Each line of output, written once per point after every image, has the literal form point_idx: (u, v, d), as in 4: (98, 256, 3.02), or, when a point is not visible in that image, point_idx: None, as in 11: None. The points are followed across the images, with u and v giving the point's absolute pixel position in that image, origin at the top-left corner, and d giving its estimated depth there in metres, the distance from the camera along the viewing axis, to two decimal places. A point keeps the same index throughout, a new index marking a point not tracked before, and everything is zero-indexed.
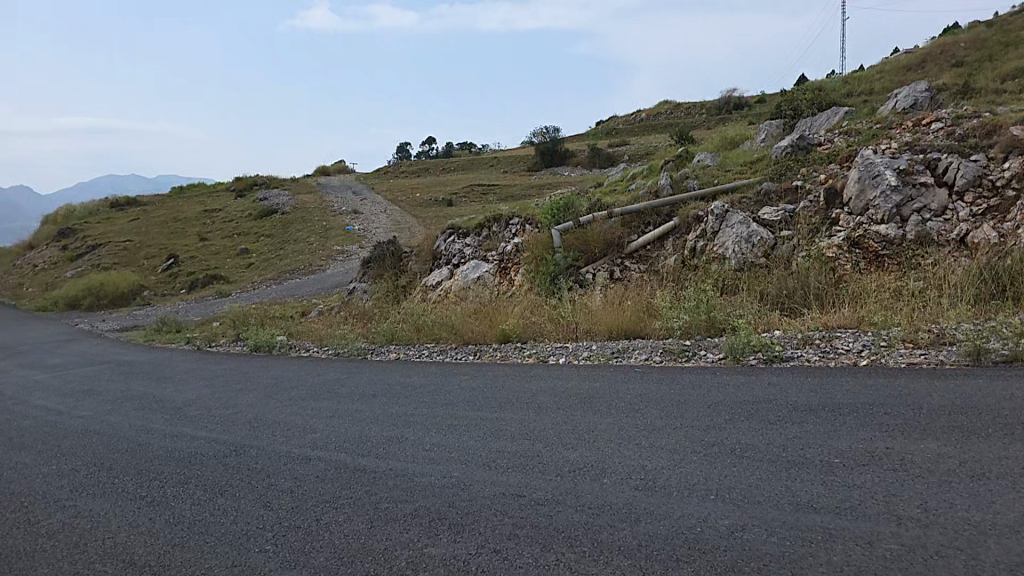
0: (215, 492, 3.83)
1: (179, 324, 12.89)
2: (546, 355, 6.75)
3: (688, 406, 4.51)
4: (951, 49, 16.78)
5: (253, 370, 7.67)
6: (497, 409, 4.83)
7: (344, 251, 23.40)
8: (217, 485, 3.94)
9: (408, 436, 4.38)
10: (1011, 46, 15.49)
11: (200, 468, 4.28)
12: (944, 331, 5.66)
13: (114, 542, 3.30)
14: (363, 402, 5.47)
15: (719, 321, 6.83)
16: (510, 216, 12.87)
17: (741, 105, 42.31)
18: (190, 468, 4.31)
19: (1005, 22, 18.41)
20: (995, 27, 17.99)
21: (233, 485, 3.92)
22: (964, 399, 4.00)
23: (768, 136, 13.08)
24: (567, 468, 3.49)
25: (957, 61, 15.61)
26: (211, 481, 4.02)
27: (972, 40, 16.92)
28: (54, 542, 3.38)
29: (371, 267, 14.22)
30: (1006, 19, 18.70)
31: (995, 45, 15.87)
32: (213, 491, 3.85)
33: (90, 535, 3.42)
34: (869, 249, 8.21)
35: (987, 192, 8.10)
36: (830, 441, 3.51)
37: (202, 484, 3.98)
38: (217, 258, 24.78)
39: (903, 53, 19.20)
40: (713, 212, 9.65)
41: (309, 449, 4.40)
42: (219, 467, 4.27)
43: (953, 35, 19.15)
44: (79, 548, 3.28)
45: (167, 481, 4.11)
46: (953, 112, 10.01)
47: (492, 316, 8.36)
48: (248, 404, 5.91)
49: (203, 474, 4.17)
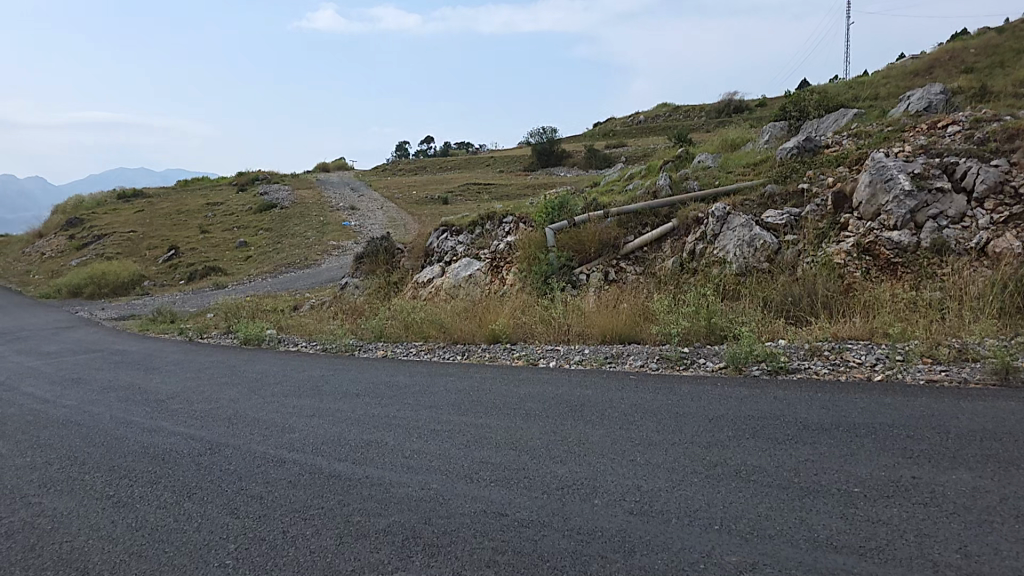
0: (183, 495, 3.31)
1: (174, 314, 12.53)
2: (536, 358, 6.40)
3: (687, 419, 4.15)
4: (960, 54, 16.47)
5: (238, 363, 7.29)
6: (483, 415, 4.47)
7: (341, 245, 23.06)
8: (187, 487, 3.43)
9: (387, 440, 4.00)
10: (1022, 52, 15.15)
11: (172, 467, 3.78)
12: (966, 346, 5.32)
13: (72, 547, 2.82)
14: (344, 401, 5.10)
15: (720, 327, 6.46)
16: (503, 214, 12.49)
17: (745, 110, 41.90)
18: (162, 466, 3.81)
19: (1014, 29, 18.05)
20: (1005, 34, 17.63)
21: (203, 487, 3.40)
22: (997, 427, 3.68)
23: (773, 138, 12.75)
24: (556, 485, 3.12)
25: (967, 67, 15.27)
26: (181, 482, 3.51)
27: (981, 47, 16.58)
28: (9, 544, 2.91)
29: (365, 261, 13.84)
30: (1015, 26, 18.40)
31: (1007, 52, 15.55)
32: (181, 493, 3.34)
33: (49, 537, 2.94)
34: (881, 256, 7.86)
35: (1009, 199, 7.76)
36: (847, 466, 3.19)
37: (173, 485, 3.47)
38: (216, 250, 24.43)
39: (910, 57, 18.91)
40: (715, 214, 9.30)
41: (285, 450, 3.94)
42: (192, 466, 3.76)
43: (962, 40, 18.78)
44: (35, 551, 2.81)
45: (137, 480, 3.60)
46: (971, 114, 9.68)
47: (483, 315, 8.00)
48: (228, 399, 5.53)
49: (175, 474, 3.66)
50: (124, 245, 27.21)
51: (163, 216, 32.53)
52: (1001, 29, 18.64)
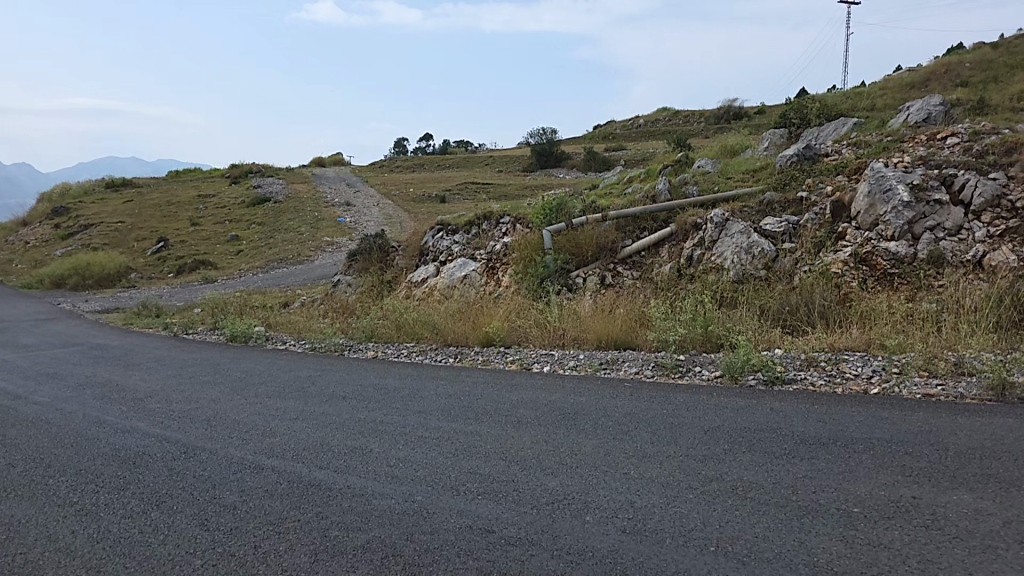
0: (151, 504, 3.19)
1: (159, 309, 12.33)
2: (530, 362, 6.29)
3: (683, 430, 4.06)
4: (955, 68, 16.52)
5: (223, 361, 7.14)
6: (472, 422, 4.36)
7: (334, 242, 22.87)
8: (155, 495, 3.30)
9: (372, 447, 3.88)
10: (1018, 67, 15.19)
11: (142, 473, 3.65)
12: (962, 360, 5.26)
13: (25, 560, 2.69)
14: (330, 405, 4.98)
15: (717, 335, 6.38)
16: (500, 214, 12.38)
17: (742, 117, 41.94)
18: (131, 471, 3.68)
19: (1011, 44, 18.10)
20: (1001, 49, 17.68)
21: (173, 496, 3.28)
22: (997, 446, 3.60)
23: (771, 145, 12.71)
24: (546, 499, 3.02)
25: (965, 79, 15.28)
26: (149, 489, 3.38)
27: (978, 60, 16.62)
28: None
29: (358, 259, 13.68)
30: (1011, 41, 18.47)
31: (1001, 66, 15.60)
32: (149, 501, 3.21)
33: (2, 548, 2.81)
34: (877, 266, 7.82)
35: (1006, 212, 7.74)
36: (846, 484, 3.10)
37: (140, 493, 3.34)
38: (205, 243, 24.19)
39: (907, 69, 18.95)
40: (713, 220, 9.21)
41: (264, 456, 3.82)
42: (163, 472, 3.63)
43: (959, 54, 18.82)
44: None
45: (103, 486, 3.47)
46: (970, 127, 9.65)
47: (476, 317, 7.89)
48: (209, 399, 5.39)
49: (143, 480, 3.53)
50: (112, 236, 26.90)
51: (153, 207, 32.22)
52: (998, 44, 18.70)
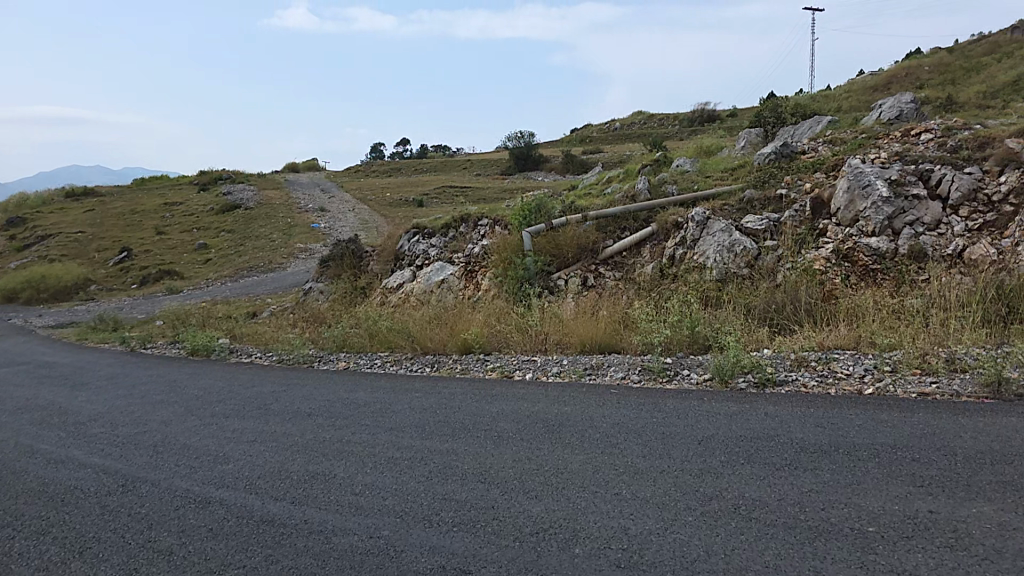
0: (74, 551, 2.85)
1: (117, 322, 11.80)
2: (511, 370, 5.99)
3: (676, 441, 3.80)
4: (916, 70, 16.77)
5: (180, 378, 6.72)
6: (448, 439, 4.05)
7: (307, 248, 22.36)
8: (80, 540, 2.96)
9: (337, 472, 3.58)
10: (974, 71, 15.45)
11: (70, 512, 3.32)
12: (954, 356, 5.07)
13: None
14: (293, 424, 4.64)
15: (704, 337, 6.16)
16: (478, 216, 12.09)
17: (713, 119, 42.28)
18: (58, 511, 3.35)
19: (968, 50, 18.45)
20: (957, 54, 18.03)
21: (101, 540, 2.94)
22: (1006, 448, 3.36)
23: (747, 144, 12.60)
24: (529, 529, 2.74)
25: (926, 80, 15.45)
26: (75, 533, 3.04)
27: (936, 65, 16.87)
28: None
29: (330, 265, 13.31)
30: (966, 47, 18.88)
31: (958, 70, 15.90)
32: (72, 548, 2.88)
33: None
34: (859, 263, 7.66)
35: (983, 206, 7.65)
36: (855, 499, 2.87)
37: (63, 538, 3.00)
38: (171, 252, 23.49)
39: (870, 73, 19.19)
40: (694, 219, 9.01)
41: (213, 487, 3.53)
42: (94, 511, 3.30)
43: (918, 58, 19.12)
44: None
45: (20, 531, 3.12)
46: (943, 122, 9.58)
47: (453, 323, 7.56)
48: (161, 421, 5.01)
49: (70, 522, 3.19)
50: (73, 247, 26.02)
51: (117, 217, 31.36)
52: (953, 50, 19.09)
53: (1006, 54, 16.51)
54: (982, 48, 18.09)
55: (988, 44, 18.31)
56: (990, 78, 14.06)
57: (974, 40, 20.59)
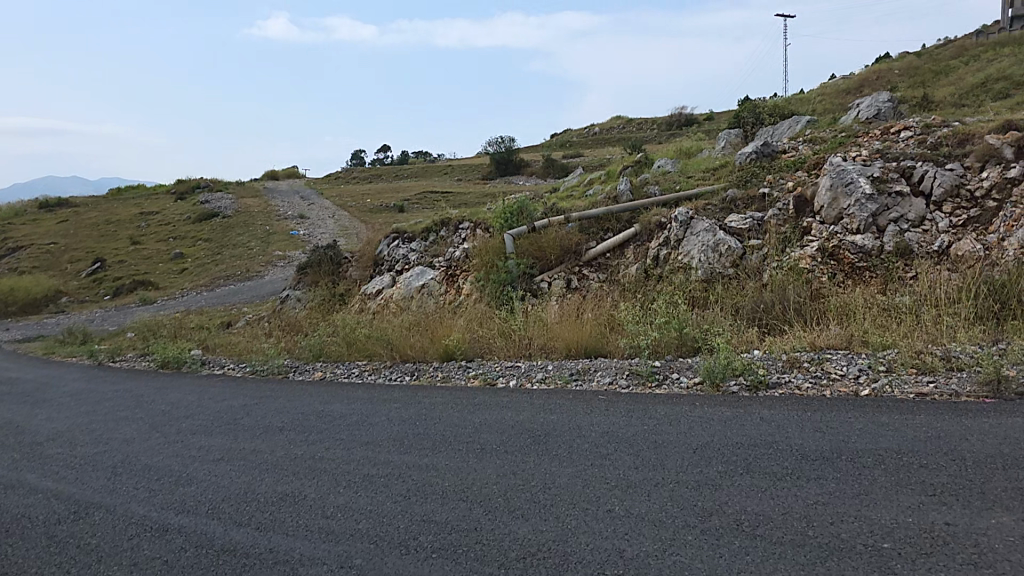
0: None
1: (86, 335, 11.37)
2: (494, 377, 5.75)
3: (669, 451, 3.59)
4: (887, 72, 16.90)
5: (147, 393, 6.39)
6: (427, 454, 3.80)
7: (285, 256, 21.94)
8: None
9: (308, 493, 3.33)
10: (944, 73, 15.59)
11: (13, 544, 3.03)
12: (949, 354, 4.90)
13: None
14: (263, 440, 4.36)
15: (693, 338, 5.98)
16: (458, 220, 11.85)
17: (691, 123, 42.50)
18: (2, 543, 3.06)
19: (935, 54, 18.60)
20: (925, 58, 18.21)
21: None
22: (1014, 451, 3.16)
23: (728, 144, 12.50)
24: (515, 553, 2.51)
25: (898, 82, 15.49)
26: (15, 570, 2.76)
27: (905, 68, 17.01)
28: None
29: (308, 272, 13.02)
30: (935, 51, 19.12)
31: (928, 72, 16.05)
32: None
33: None
34: (846, 261, 7.51)
35: (967, 202, 7.55)
36: (866, 512, 2.68)
37: None
38: (146, 262, 22.96)
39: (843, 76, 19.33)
40: (677, 219, 8.85)
41: (172, 513, 3.25)
42: (39, 543, 3.02)
43: (888, 62, 19.24)
44: None
45: None
46: (922, 119, 9.50)
47: (434, 329, 7.28)
48: (123, 440, 4.70)
49: (12, 556, 2.91)
50: (44, 259, 25.35)
51: (90, 227, 30.66)
52: (921, 54, 19.23)
53: (972, 57, 16.66)
54: (948, 52, 18.25)
55: (954, 48, 18.47)
56: (959, 81, 14.13)
57: (941, 44, 20.82)
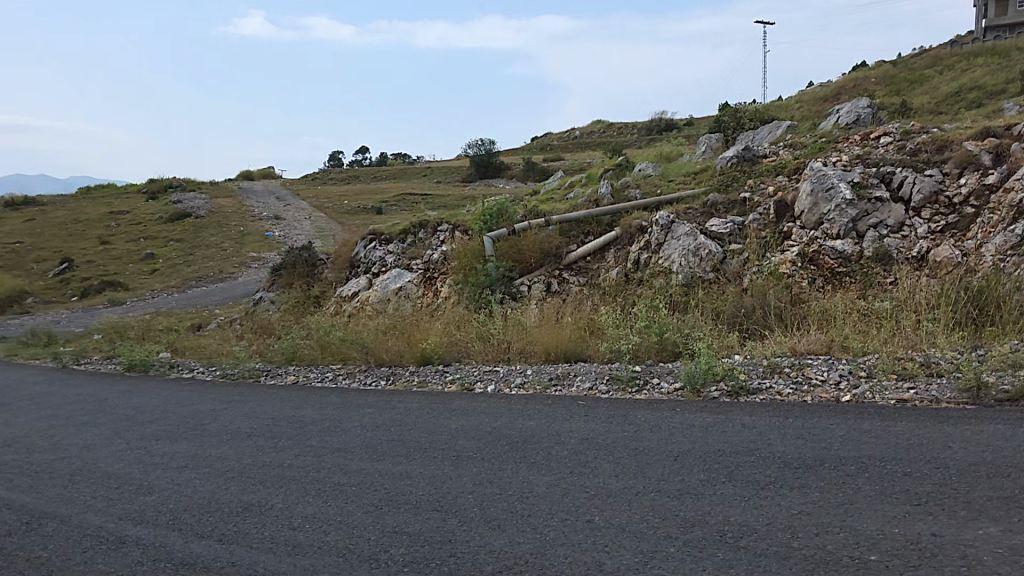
0: None
1: (50, 337, 11.03)
2: (472, 382, 5.63)
3: (650, 458, 3.51)
4: (863, 80, 17.12)
5: (111, 396, 6.16)
6: (401, 461, 3.68)
7: (260, 257, 21.59)
8: None
9: (275, 503, 3.19)
10: (918, 81, 15.82)
11: None
12: (929, 360, 4.89)
13: None
14: (231, 447, 4.21)
15: (674, 343, 5.93)
16: (437, 222, 11.71)
17: (670, 128, 42.79)
18: None
19: (909, 64, 18.83)
20: (900, 67, 18.49)
21: None
22: (999, 459, 3.12)
23: (708, 149, 12.53)
24: (490, 566, 2.40)
25: (874, 90, 15.67)
26: None
27: (881, 76, 17.25)
28: None
29: (283, 274, 12.79)
30: (909, 60, 19.40)
31: (903, 81, 16.28)
32: None
33: None
34: (826, 267, 7.53)
35: (945, 209, 7.60)
36: (851, 522, 2.61)
37: None
38: (116, 263, 22.46)
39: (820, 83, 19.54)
40: (658, 222, 8.82)
41: (130, 523, 3.09)
42: None
43: (863, 70, 19.44)
44: None
45: None
46: (900, 126, 9.57)
47: (411, 332, 7.14)
48: (82, 446, 4.50)
49: None
50: (10, 258, 24.69)
51: (59, 226, 29.96)
52: (895, 63, 19.46)
53: (945, 67, 16.89)
54: (922, 62, 18.48)
55: (928, 58, 18.71)
56: (933, 90, 14.33)
57: (914, 54, 21.09)
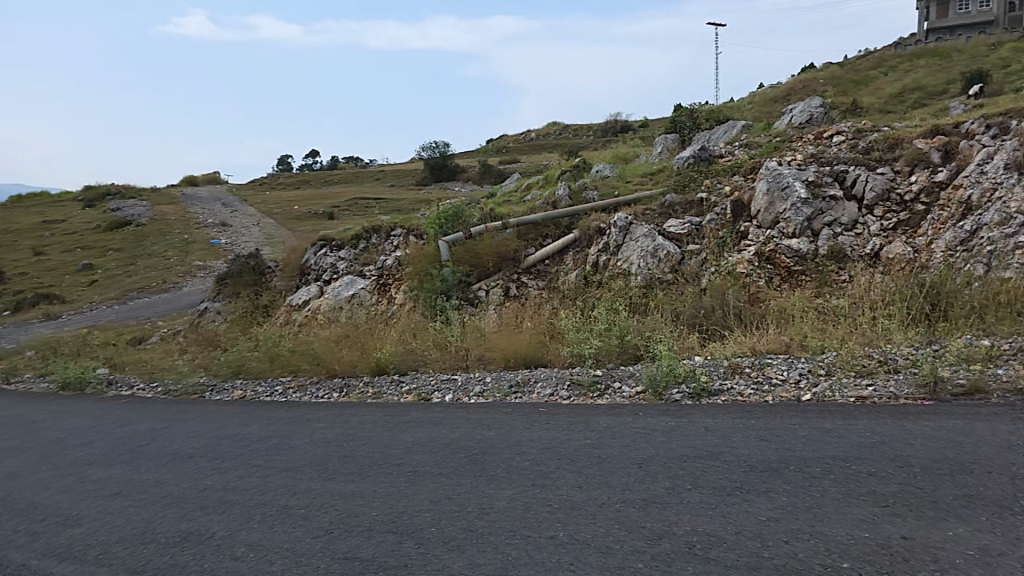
0: None
1: None
2: (429, 392, 5.45)
3: (613, 466, 3.40)
4: (811, 81, 17.52)
5: (40, 419, 5.77)
6: (353, 479, 3.49)
7: (206, 266, 20.91)
8: None
9: (217, 531, 2.97)
10: (864, 83, 16.24)
11: None
12: (886, 356, 4.92)
13: None
14: (170, 470, 3.94)
15: (635, 346, 5.87)
16: (391, 226, 11.46)
17: (624, 130, 43.22)
18: None
19: (854, 65, 19.32)
20: (846, 68, 18.98)
21: None
22: (961, 455, 3.09)
23: (665, 150, 12.61)
24: None
25: (822, 91, 16.02)
26: None
27: (828, 78, 17.66)
28: None
29: (228, 283, 12.35)
30: (854, 62, 19.94)
31: (849, 82, 16.72)
32: None
33: None
34: (782, 265, 7.58)
35: (897, 206, 7.75)
36: (820, 527, 2.54)
37: None
38: (52, 275, 21.45)
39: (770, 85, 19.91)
40: (616, 224, 8.80)
41: (55, 560, 2.83)
42: None
43: (810, 71, 19.86)
44: None
45: None
46: (852, 125, 9.75)
47: (364, 341, 6.91)
48: (6, 475, 4.17)
49: None
50: None
51: None
52: (841, 65, 19.95)
53: (888, 69, 17.37)
54: (866, 64, 18.97)
55: (871, 60, 19.23)
56: (879, 90, 14.72)
57: (857, 56, 21.65)
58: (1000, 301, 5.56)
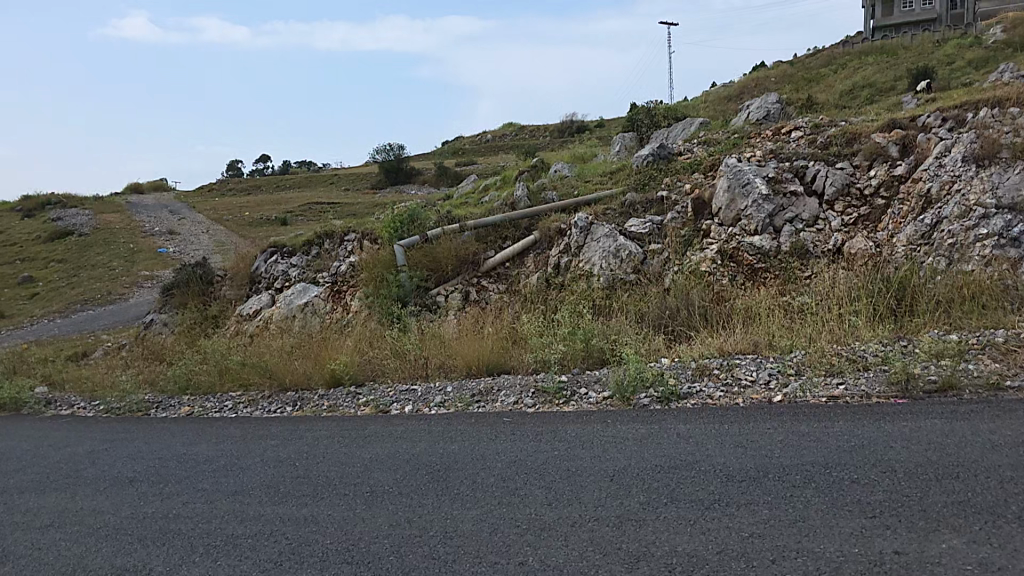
0: None
1: None
2: (388, 403, 5.17)
3: (584, 479, 3.19)
4: (764, 79, 17.77)
5: None
6: (306, 503, 3.21)
7: (153, 277, 20.07)
8: None
9: (156, 566, 2.66)
10: (816, 80, 16.53)
11: None
12: (855, 354, 4.84)
13: None
14: (108, 497, 3.60)
15: (600, 349, 5.69)
16: (345, 231, 11.10)
17: (582, 130, 43.37)
18: None
19: (806, 63, 19.66)
20: (798, 66, 19.32)
21: None
22: (944, 458, 2.98)
23: (623, 149, 12.54)
24: None
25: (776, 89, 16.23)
26: None
27: (780, 76, 17.94)
28: None
29: (176, 293, 11.81)
30: (805, 60, 20.31)
31: (802, 79, 16.99)
32: None
33: None
34: (744, 263, 7.51)
35: (857, 201, 7.77)
36: (806, 543, 2.37)
37: None
38: None
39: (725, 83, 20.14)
40: (578, 224, 8.63)
41: None
42: None
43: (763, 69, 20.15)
44: None
45: None
46: (809, 120, 9.79)
47: (319, 351, 6.59)
48: None
49: None
50: None
51: None
52: (793, 63, 20.31)
53: (839, 66, 17.72)
54: (817, 61, 19.34)
55: (822, 57, 19.62)
56: (831, 87, 14.96)
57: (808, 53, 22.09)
58: (964, 294, 5.57)
